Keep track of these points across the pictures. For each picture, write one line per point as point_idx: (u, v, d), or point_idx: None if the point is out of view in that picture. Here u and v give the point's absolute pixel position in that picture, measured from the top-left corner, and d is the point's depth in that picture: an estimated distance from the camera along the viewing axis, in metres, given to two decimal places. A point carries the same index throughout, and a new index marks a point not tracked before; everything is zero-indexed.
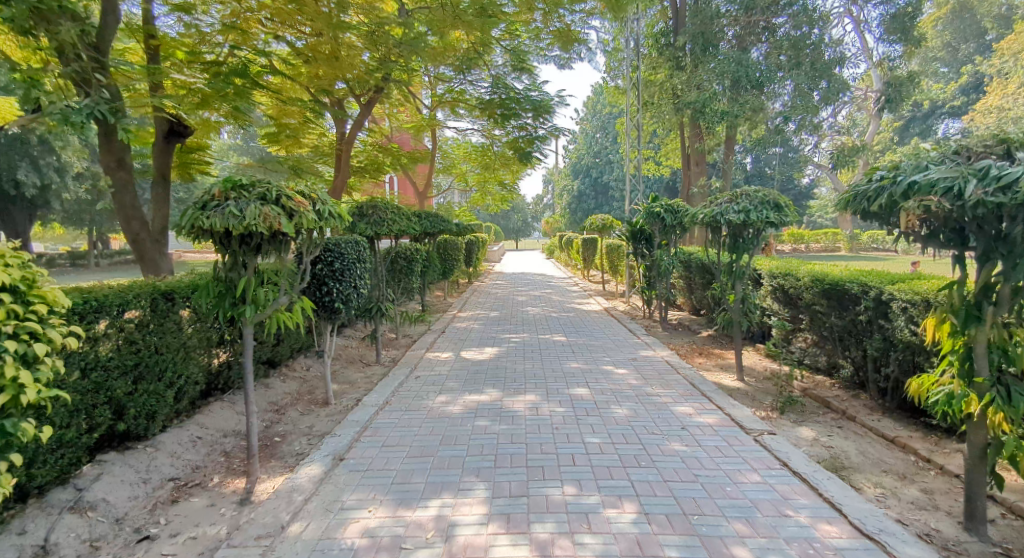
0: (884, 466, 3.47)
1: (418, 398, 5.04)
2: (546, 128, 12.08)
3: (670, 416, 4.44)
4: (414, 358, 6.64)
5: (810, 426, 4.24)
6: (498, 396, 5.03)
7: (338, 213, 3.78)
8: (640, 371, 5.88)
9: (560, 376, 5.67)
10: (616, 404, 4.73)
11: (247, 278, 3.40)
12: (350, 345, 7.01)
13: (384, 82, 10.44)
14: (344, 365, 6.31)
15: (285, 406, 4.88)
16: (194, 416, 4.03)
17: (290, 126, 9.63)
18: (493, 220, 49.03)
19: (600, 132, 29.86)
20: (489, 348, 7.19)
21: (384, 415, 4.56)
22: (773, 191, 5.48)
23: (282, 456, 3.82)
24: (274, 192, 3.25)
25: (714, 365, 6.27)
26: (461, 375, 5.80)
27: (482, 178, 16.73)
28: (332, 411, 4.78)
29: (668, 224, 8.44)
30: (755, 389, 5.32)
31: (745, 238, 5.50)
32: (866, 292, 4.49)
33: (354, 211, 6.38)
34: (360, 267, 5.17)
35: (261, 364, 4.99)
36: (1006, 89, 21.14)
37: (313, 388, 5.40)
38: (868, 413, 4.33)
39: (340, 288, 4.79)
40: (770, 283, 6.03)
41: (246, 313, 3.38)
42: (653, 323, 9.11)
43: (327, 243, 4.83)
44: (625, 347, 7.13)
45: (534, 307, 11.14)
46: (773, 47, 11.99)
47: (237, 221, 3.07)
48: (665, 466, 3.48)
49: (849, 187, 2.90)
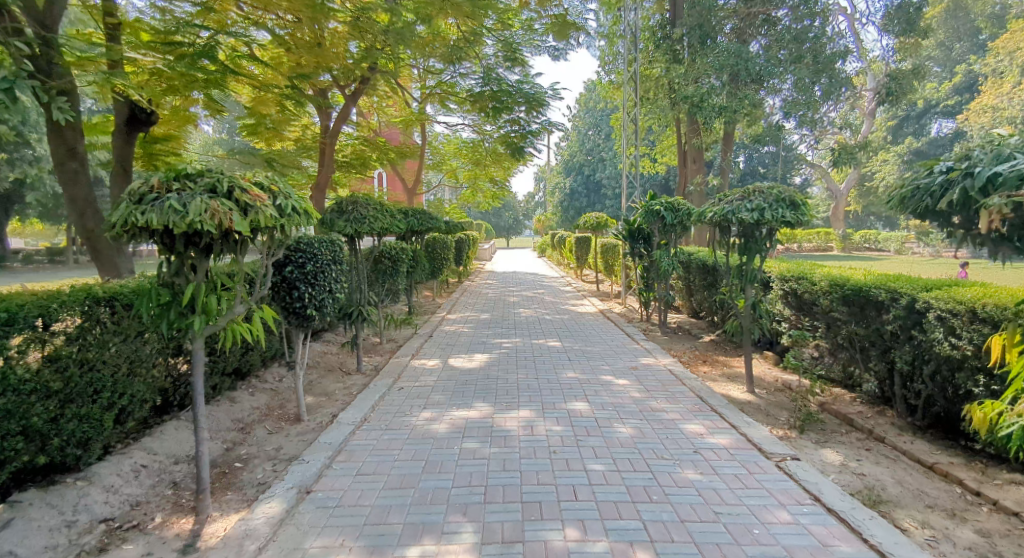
0: (926, 499, 3.06)
1: (400, 414, 4.56)
2: (540, 122, 11.62)
3: (681, 437, 3.99)
4: (398, 365, 6.16)
5: (835, 448, 3.82)
6: (489, 411, 4.56)
7: (306, 209, 3.25)
8: (642, 382, 5.45)
9: (556, 388, 5.22)
10: (619, 422, 4.28)
11: (195, 284, 2.90)
12: (328, 351, 6.50)
13: (370, 71, 9.88)
14: (321, 375, 5.81)
15: (252, 423, 4.37)
16: (142, 439, 3.52)
17: (269, 118, 9.01)
18: (483, 218, 48.51)
19: (592, 129, 29.42)
20: (479, 354, 6.73)
21: (361, 436, 4.08)
22: (788, 188, 5.04)
23: (241, 486, 3.33)
24: (225, 183, 2.74)
25: (720, 374, 5.85)
26: (448, 386, 5.32)
27: (472, 174, 16.25)
28: (303, 430, 4.28)
29: (668, 223, 8.02)
30: (768, 403, 4.89)
31: (757, 239, 5.09)
32: (895, 300, 4.09)
33: (333, 207, 5.88)
34: (336, 268, 4.66)
35: (224, 377, 4.48)
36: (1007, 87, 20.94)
37: (285, 402, 4.89)
38: (898, 434, 3.93)
39: (313, 293, 4.28)
40: (781, 287, 5.62)
41: (195, 326, 2.88)
42: (651, 327, 8.71)
43: (298, 243, 4.31)
44: (624, 354, 6.69)
45: (527, 309, 10.70)
46: (773, 40, 11.61)
47: (178, 217, 2.56)
48: (680, 501, 3.05)
49: (902, 183, 2.54)
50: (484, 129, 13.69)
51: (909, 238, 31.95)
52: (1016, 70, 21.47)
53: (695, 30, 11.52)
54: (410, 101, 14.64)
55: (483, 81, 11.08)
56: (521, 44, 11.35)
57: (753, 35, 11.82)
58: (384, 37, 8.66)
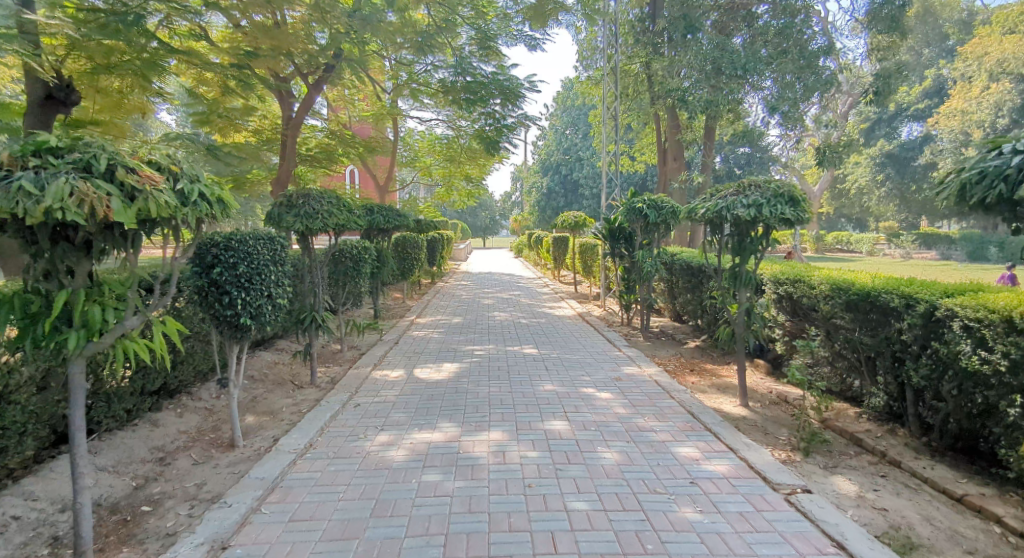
0: (962, 543, 2.63)
1: (353, 438, 3.95)
2: (516, 116, 11.09)
3: (674, 463, 3.48)
4: (357, 377, 5.54)
5: (847, 476, 3.37)
6: (455, 433, 3.99)
7: (220, 197, 2.61)
8: (627, 395, 4.93)
9: (532, 403, 4.66)
10: (604, 446, 3.76)
11: (69, 290, 2.25)
12: (279, 362, 5.84)
13: (336, 60, 9.28)
14: (268, 390, 5.15)
15: (174, 450, 3.70)
16: (22, 480, 2.87)
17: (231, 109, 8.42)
18: (459, 217, 47.86)
19: (570, 128, 29.00)
20: (449, 363, 6.13)
21: (304, 466, 3.48)
22: (787, 182, 4.58)
23: (141, 540, 2.68)
24: (106, 161, 2.11)
25: (709, 385, 5.40)
26: (411, 402, 4.74)
27: (447, 171, 15.64)
28: (235, 459, 3.64)
29: (651, 222, 7.55)
30: (765, 419, 4.44)
31: (752, 238, 4.65)
32: (910, 307, 3.66)
33: (281, 201, 5.23)
34: (278, 270, 4.00)
35: (142, 398, 3.82)
36: (988, 92, 21.51)
37: (219, 423, 4.22)
38: (915, 457, 3.51)
39: (246, 298, 3.64)
40: (775, 290, 5.22)
41: (70, 343, 2.24)
42: (631, 331, 8.25)
43: (227, 238, 3.63)
44: (606, 363, 6.19)
45: (501, 312, 10.14)
46: (755, 35, 11.20)
47: (31, 204, 1.93)
48: (680, 552, 2.53)
49: (971, 166, 2.98)
50: (459, 125, 13.19)
51: (879, 239, 32.60)
52: (984, 74, 21.99)
53: (678, 22, 11.24)
54: (382, 95, 14.01)
55: (456, 71, 10.58)
56: (497, 32, 10.71)
57: (736, 29, 11.45)
58: (348, 20, 8.08)
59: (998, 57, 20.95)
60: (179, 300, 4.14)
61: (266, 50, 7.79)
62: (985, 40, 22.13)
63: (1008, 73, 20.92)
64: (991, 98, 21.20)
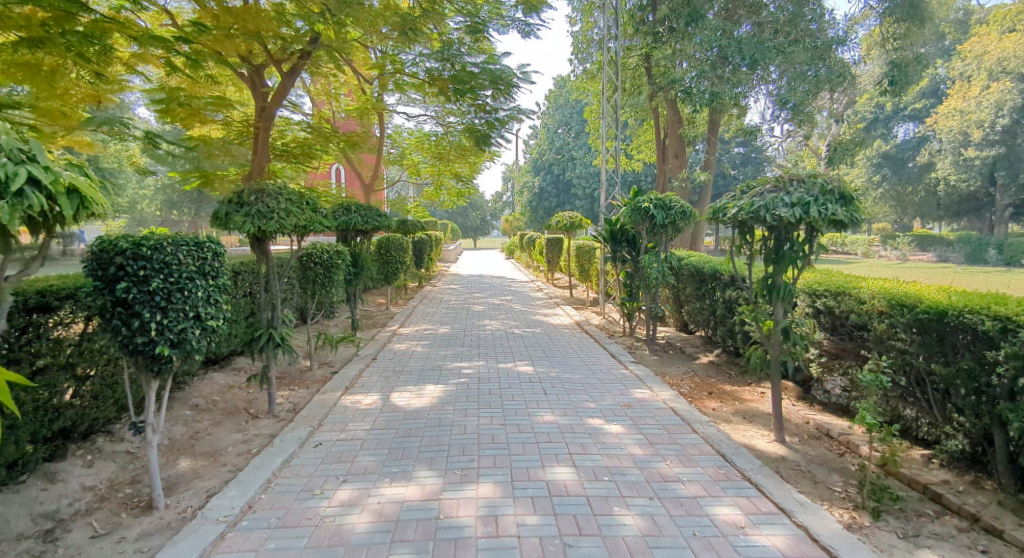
0: None
1: (306, 495, 3.13)
2: (508, 109, 10.31)
3: (714, 533, 2.72)
4: (323, 404, 4.72)
5: (937, 552, 2.62)
6: (435, 487, 3.19)
7: (71, 185, 2.36)
8: (641, 429, 4.16)
9: (529, 442, 3.87)
10: (623, 506, 2.97)
11: None
12: (232, 387, 5.00)
13: (312, 45, 8.45)
14: (214, 423, 4.31)
15: (71, 517, 2.87)
16: None
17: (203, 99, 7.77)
18: (449, 218, 47.06)
19: (561, 128, 28.35)
20: (432, 386, 5.29)
21: (238, 540, 2.68)
22: (837, 176, 3.82)
23: None
24: None
25: (734, 413, 4.65)
26: (385, 440, 3.94)
27: (436, 170, 14.81)
28: (151, 526, 2.82)
29: (658, 223, 6.77)
30: (810, 461, 3.67)
31: (793, 242, 3.92)
32: (1009, 332, 2.93)
33: (230, 198, 4.41)
34: (215, 285, 3.16)
35: (33, 446, 3.04)
36: (989, 90, 21.07)
37: (142, 471, 3.39)
38: (1016, 523, 2.77)
39: (163, 322, 2.82)
40: (813, 303, 4.52)
41: None
42: (636, 343, 7.49)
43: (141, 241, 2.80)
44: (612, 384, 5.41)
45: (492, 319, 9.38)
46: (764, 22, 10.46)
47: None
48: None
49: None
50: (448, 121, 12.44)
51: (875, 241, 32.21)
52: (983, 73, 21.48)
53: (682, 8, 10.41)
54: (367, 88, 13.16)
55: (441, 60, 9.78)
56: (488, 19, 9.77)
57: (745, 16, 10.63)
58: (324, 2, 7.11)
59: (998, 56, 20.23)
60: (19, 323, 2.96)
61: (234, 33, 6.91)
62: (982, 38, 21.24)
63: (1008, 72, 20.34)
64: (992, 98, 20.82)
